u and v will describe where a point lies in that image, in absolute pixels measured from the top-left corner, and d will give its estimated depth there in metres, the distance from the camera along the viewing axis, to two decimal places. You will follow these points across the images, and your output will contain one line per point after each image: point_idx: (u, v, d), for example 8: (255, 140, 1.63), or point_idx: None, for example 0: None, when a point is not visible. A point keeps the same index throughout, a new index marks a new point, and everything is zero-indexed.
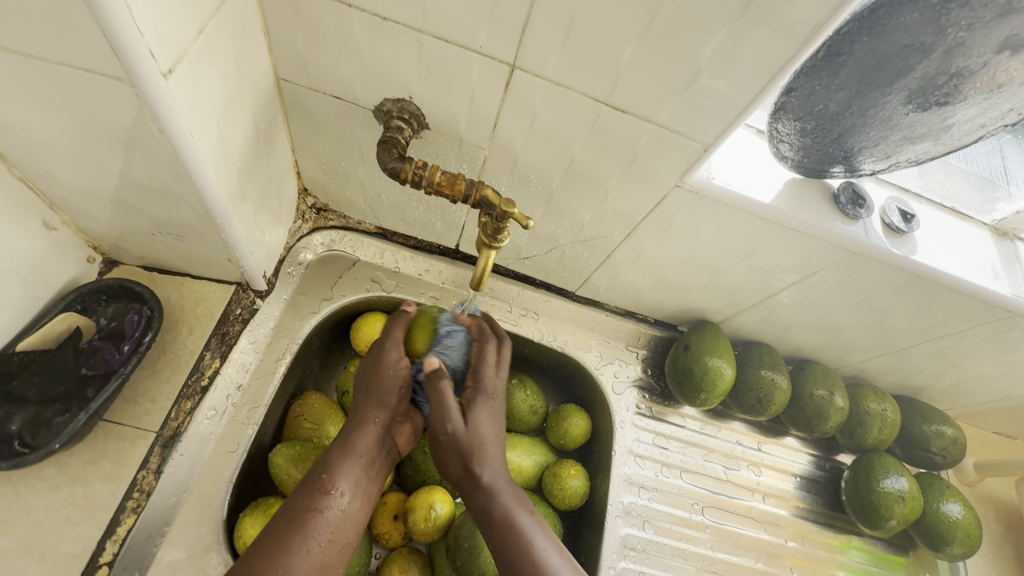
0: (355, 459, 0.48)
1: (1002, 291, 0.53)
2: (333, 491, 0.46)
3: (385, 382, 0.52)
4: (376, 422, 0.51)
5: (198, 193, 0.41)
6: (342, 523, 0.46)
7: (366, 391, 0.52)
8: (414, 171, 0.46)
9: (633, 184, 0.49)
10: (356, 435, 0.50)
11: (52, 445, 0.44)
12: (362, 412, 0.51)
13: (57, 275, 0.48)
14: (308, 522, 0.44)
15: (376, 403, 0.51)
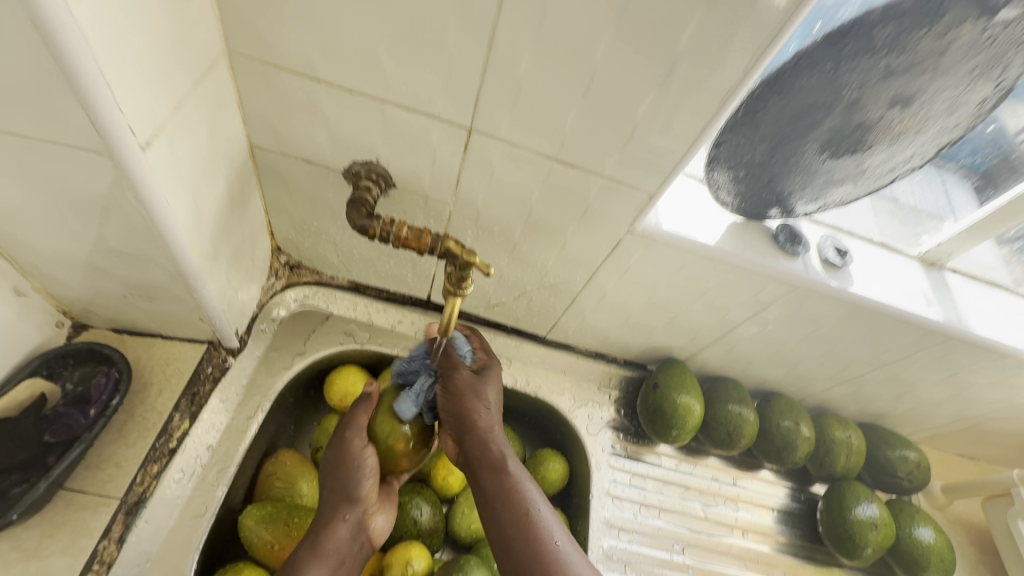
0: (321, 560, 0.49)
1: (935, 317, 0.57)
2: None
3: (348, 471, 0.51)
4: (344, 519, 0.51)
5: (172, 256, 0.43)
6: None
7: (335, 484, 0.51)
8: (383, 227, 0.48)
9: (589, 231, 0.53)
10: (325, 534, 0.50)
11: (8, 517, 0.43)
12: (330, 510, 0.51)
13: (25, 341, 0.48)
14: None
15: (341, 498, 0.51)
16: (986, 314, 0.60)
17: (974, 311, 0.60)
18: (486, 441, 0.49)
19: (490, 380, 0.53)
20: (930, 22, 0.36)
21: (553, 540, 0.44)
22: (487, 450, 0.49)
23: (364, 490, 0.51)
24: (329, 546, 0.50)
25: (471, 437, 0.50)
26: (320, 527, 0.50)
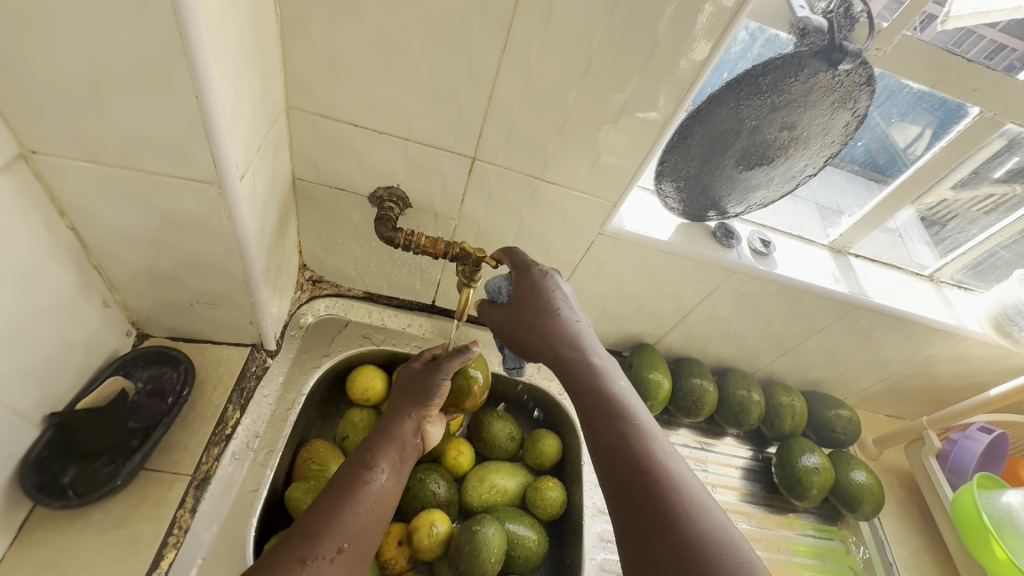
0: (393, 442, 0.59)
1: (842, 289, 0.72)
2: (375, 467, 0.56)
3: (428, 384, 0.63)
4: (410, 416, 0.62)
5: (242, 264, 0.53)
6: (382, 497, 0.54)
7: (404, 393, 0.64)
8: (405, 237, 0.60)
9: (570, 235, 0.66)
10: (395, 424, 0.60)
11: (115, 482, 0.52)
12: (402, 408, 0.62)
13: (107, 346, 0.57)
14: (355, 490, 0.53)
15: (414, 401, 0.63)
16: (883, 287, 0.76)
17: (873, 285, 0.75)
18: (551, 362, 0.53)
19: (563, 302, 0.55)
20: (795, 73, 0.51)
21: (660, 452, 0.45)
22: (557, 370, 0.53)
23: (434, 400, 0.63)
24: (396, 434, 0.60)
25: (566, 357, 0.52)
26: (392, 420, 0.61)
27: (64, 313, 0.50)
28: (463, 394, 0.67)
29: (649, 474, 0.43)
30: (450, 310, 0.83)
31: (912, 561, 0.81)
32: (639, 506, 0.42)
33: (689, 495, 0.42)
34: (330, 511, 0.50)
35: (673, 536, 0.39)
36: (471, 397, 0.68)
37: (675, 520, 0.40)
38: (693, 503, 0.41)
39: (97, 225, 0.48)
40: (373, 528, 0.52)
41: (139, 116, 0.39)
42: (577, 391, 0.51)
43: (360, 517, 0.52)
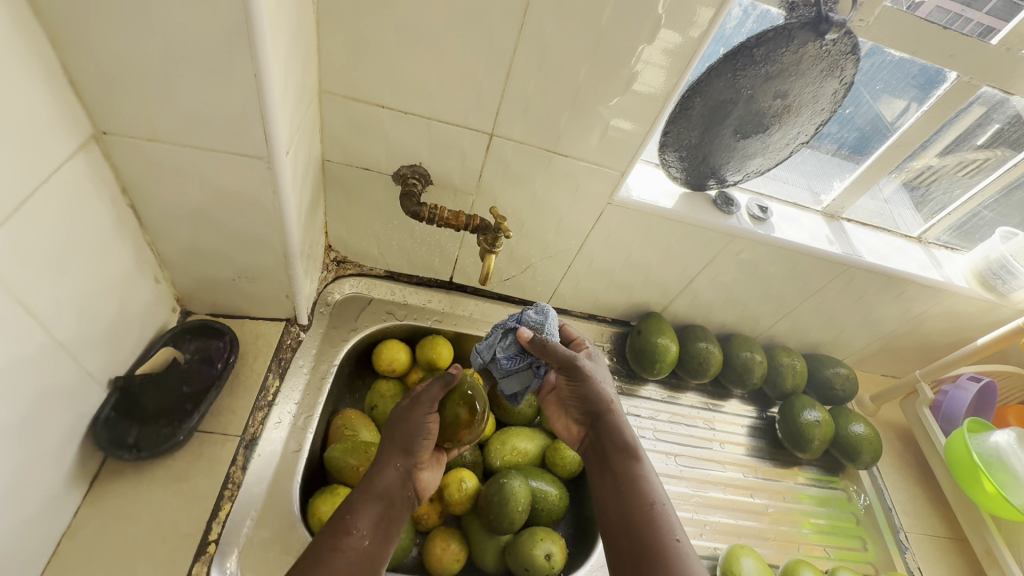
0: (374, 499, 0.55)
1: (835, 250, 0.78)
2: (354, 530, 0.51)
3: (410, 428, 0.60)
4: (396, 466, 0.58)
5: (282, 238, 0.58)
6: (362, 561, 0.50)
7: (391, 441, 0.61)
8: (429, 211, 0.65)
9: (580, 205, 0.71)
10: (377, 477, 0.57)
11: (179, 436, 0.57)
12: (386, 458, 0.59)
13: (157, 319, 0.62)
14: (330, 557, 0.48)
15: (398, 450, 0.59)
16: (874, 248, 0.81)
17: (865, 247, 0.80)
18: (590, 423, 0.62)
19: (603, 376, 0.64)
20: (785, 43, 0.56)
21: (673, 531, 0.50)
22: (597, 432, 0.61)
23: (420, 444, 0.60)
24: (380, 488, 0.56)
25: (604, 427, 0.60)
26: (375, 473, 0.58)
27: (125, 284, 0.54)
28: (454, 429, 0.64)
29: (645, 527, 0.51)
30: (467, 286, 0.88)
31: (911, 505, 0.86)
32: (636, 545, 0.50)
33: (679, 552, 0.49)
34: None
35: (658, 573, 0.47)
36: (465, 428, 0.64)
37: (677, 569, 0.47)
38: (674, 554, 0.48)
39: (154, 202, 0.53)
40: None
41: (202, 95, 0.43)
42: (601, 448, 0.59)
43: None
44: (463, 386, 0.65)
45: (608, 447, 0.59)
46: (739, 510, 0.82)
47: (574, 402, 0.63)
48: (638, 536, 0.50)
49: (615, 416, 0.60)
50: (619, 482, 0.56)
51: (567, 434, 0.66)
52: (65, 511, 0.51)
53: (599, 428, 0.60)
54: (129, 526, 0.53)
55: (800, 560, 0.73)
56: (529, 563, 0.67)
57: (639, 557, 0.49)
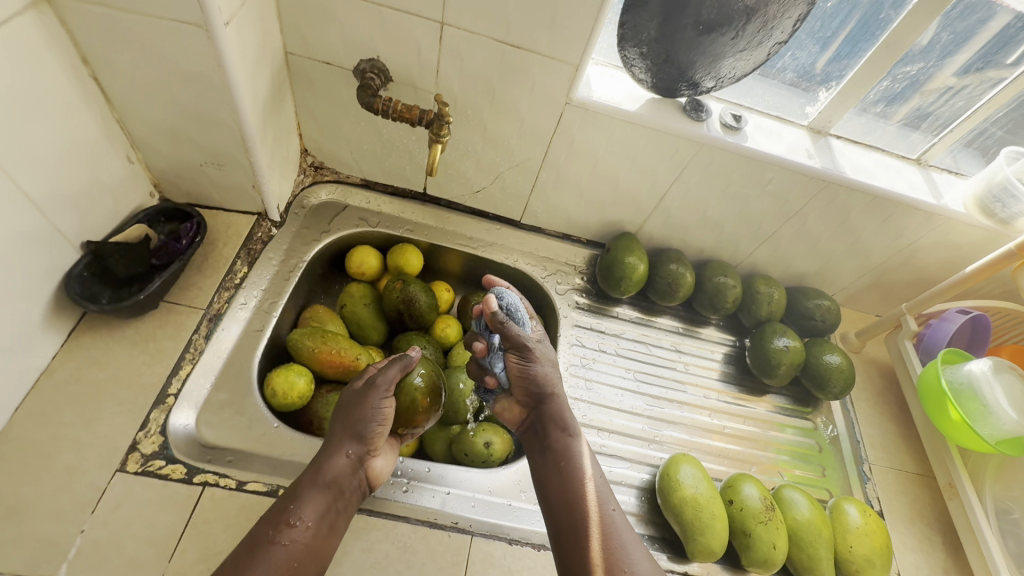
0: (321, 489, 0.55)
1: (813, 164, 0.74)
2: (296, 523, 0.52)
3: (363, 414, 0.58)
4: (347, 453, 0.57)
5: (237, 119, 0.61)
6: (302, 555, 0.51)
7: (343, 424, 0.59)
8: (383, 103, 0.66)
9: (539, 106, 0.70)
10: (326, 464, 0.56)
11: (140, 296, 0.61)
12: (337, 443, 0.58)
13: (133, 198, 0.67)
14: (268, 549, 0.50)
15: (350, 436, 0.58)
16: (861, 165, 0.76)
17: (851, 164, 0.76)
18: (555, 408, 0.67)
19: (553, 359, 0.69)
20: None
21: (605, 502, 0.60)
22: (560, 418, 0.67)
23: (372, 432, 0.58)
24: (328, 476, 0.56)
25: (548, 409, 0.67)
26: (326, 459, 0.57)
27: (94, 155, 0.59)
28: (409, 413, 0.62)
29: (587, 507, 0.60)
30: (441, 200, 0.90)
31: (882, 440, 0.83)
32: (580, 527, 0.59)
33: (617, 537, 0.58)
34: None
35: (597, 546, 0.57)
36: (422, 413, 0.63)
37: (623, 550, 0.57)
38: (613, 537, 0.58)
39: (114, 74, 0.57)
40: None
41: None
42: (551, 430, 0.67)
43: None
44: (418, 369, 0.64)
45: (548, 427, 0.67)
46: (695, 428, 0.82)
47: (521, 388, 0.68)
48: (576, 509, 0.60)
49: (557, 396, 0.68)
50: (561, 460, 0.64)
51: (506, 415, 0.71)
52: (44, 351, 0.58)
53: (542, 409, 0.68)
54: (99, 372, 0.60)
55: (745, 475, 0.72)
56: (469, 448, 0.69)
57: (571, 525, 0.59)
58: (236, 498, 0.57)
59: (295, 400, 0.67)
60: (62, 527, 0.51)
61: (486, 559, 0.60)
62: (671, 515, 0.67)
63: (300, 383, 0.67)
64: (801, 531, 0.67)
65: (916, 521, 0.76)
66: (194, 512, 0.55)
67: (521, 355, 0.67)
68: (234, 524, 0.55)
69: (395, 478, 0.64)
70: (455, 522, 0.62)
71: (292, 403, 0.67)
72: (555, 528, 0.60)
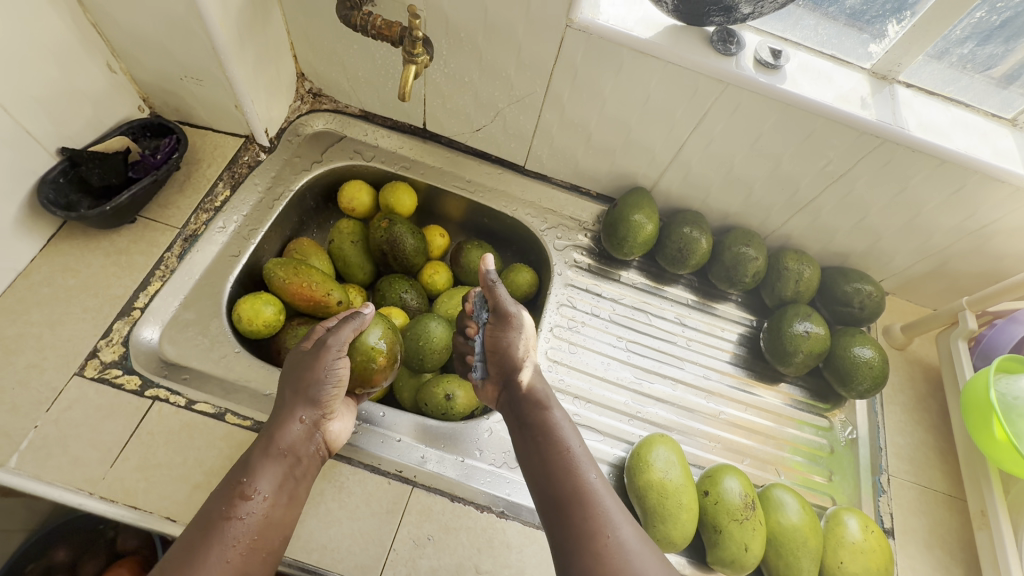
0: (275, 459, 0.53)
1: (867, 116, 0.61)
2: (253, 495, 0.50)
3: (314, 376, 0.56)
4: (301, 419, 0.55)
5: (204, 26, 0.58)
6: (263, 527, 0.49)
7: (292, 390, 0.56)
8: (362, 17, 0.60)
9: (535, 30, 0.62)
10: (280, 433, 0.54)
11: (107, 207, 0.61)
12: (289, 410, 0.55)
13: (117, 110, 0.66)
14: (225, 526, 0.48)
15: (302, 401, 0.56)
16: (930, 122, 0.62)
17: (917, 119, 0.62)
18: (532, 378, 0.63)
19: (529, 333, 0.67)
20: None
21: (587, 469, 0.54)
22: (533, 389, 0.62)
23: (327, 395, 0.56)
24: (284, 446, 0.54)
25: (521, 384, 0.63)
26: (279, 428, 0.55)
27: (68, 59, 0.58)
28: (364, 371, 0.60)
29: (573, 482, 0.53)
30: (442, 137, 0.84)
31: (911, 452, 0.72)
32: (568, 502, 0.51)
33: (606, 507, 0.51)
34: (189, 561, 0.45)
35: (588, 517, 0.50)
36: (379, 371, 0.61)
37: (622, 524, 0.50)
38: (599, 506, 0.51)
39: None
40: (253, 564, 0.48)
41: None
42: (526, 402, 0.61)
43: (233, 560, 0.47)
44: (374, 329, 0.61)
45: (522, 405, 0.61)
46: (688, 410, 0.74)
47: (492, 357, 0.66)
48: (558, 480, 0.53)
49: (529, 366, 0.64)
50: (539, 434, 0.58)
51: (484, 396, 0.67)
52: (21, 253, 0.60)
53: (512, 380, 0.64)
54: (71, 279, 0.61)
55: (730, 466, 0.64)
56: (429, 400, 0.65)
57: (552, 500, 0.53)
58: (182, 416, 0.57)
59: (260, 328, 0.65)
60: (17, 420, 0.53)
61: (424, 512, 0.58)
62: (634, 496, 0.61)
63: (267, 311, 0.65)
64: (784, 536, 0.59)
65: (935, 547, 0.65)
66: (141, 422, 0.56)
67: (497, 324, 0.65)
68: (175, 440, 0.56)
69: None
70: (399, 471, 0.60)
71: (258, 330, 0.66)
72: (541, 505, 0.53)
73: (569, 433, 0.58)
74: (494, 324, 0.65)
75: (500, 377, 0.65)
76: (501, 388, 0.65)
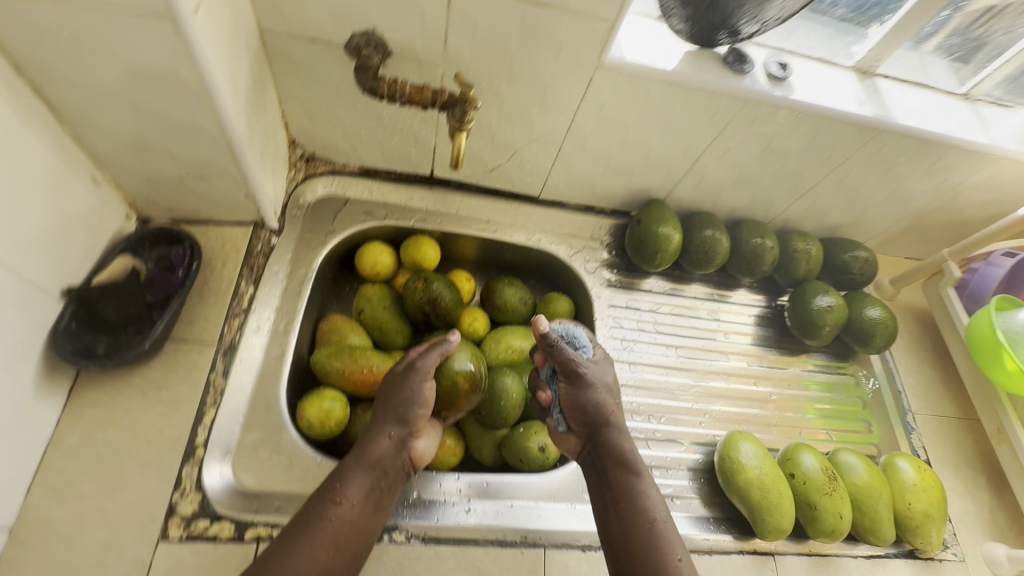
0: (365, 469, 0.54)
1: (865, 113, 0.67)
2: (342, 500, 0.51)
3: (405, 397, 0.57)
4: (389, 435, 0.56)
5: (220, 124, 0.52)
6: (349, 532, 0.50)
7: (383, 406, 0.58)
8: (390, 87, 0.57)
9: (563, 73, 0.61)
10: (370, 446, 0.55)
11: (143, 344, 0.54)
12: (379, 425, 0.57)
13: (108, 226, 0.57)
14: (318, 525, 0.49)
15: (392, 418, 0.57)
16: (912, 108, 0.70)
17: (901, 106, 0.69)
18: (616, 438, 0.61)
19: (610, 388, 0.63)
20: None
21: (670, 544, 0.54)
22: (620, 453, 0.60)
23: (414, 415, 0.57)
24: (373, 458, 0.55)
25: (605, 441, 0.61)
26: (369, 440, 0.56)
27: (55, 186, 0.50)
28: (451, 396, 0.60)
29: (651, 546, 0.54)
30: (451, 181, 0.81)
31: (923, 388, 0.83)
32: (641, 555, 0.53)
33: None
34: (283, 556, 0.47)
35: None
36: (464, 397, 0.60)
37: None
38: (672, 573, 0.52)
39: (59, 82, 0.46)
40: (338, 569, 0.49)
41: None
42: (610, 464, 0.60)
43: (320, 559, 0.48)
44: (461, 354, 0.61)
45: (605, 463, 0.60)
46: (742, 399, 0.80)
47: (569, 411, 0.63)
48: (633, 542, 0.55)
49: (615, 425, 0.62)
50: (620, 497, 0.58)
51: (564, 446, 0.65)
52: (46, 418, 0.52)
53: (598, 440, 0.61)
54: (114, 432, 0.54)
55: (800, 443, 0.70)
56: (523, 454, 0.64)
57: (625, 547, 0.55)
58: None
59: (333, 428, 0.60)
60: None
61: (563, 570, 0.59)
62: (736, 497, 0.66)
63: (336, 408, 0.60)
64: (863, 496, 0.67)
65: (962, 466, 0.77)
66: None
67: (572, 382, 0.61)
68: None
69: (455, 498, 0.62)
70: (525, 537, 0.60)
71: (329, 431, 0.60)
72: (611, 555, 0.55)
73: (654, 502, 0.58)
74: (571, 384, 0.62)
75: (580, 431, 0.63)
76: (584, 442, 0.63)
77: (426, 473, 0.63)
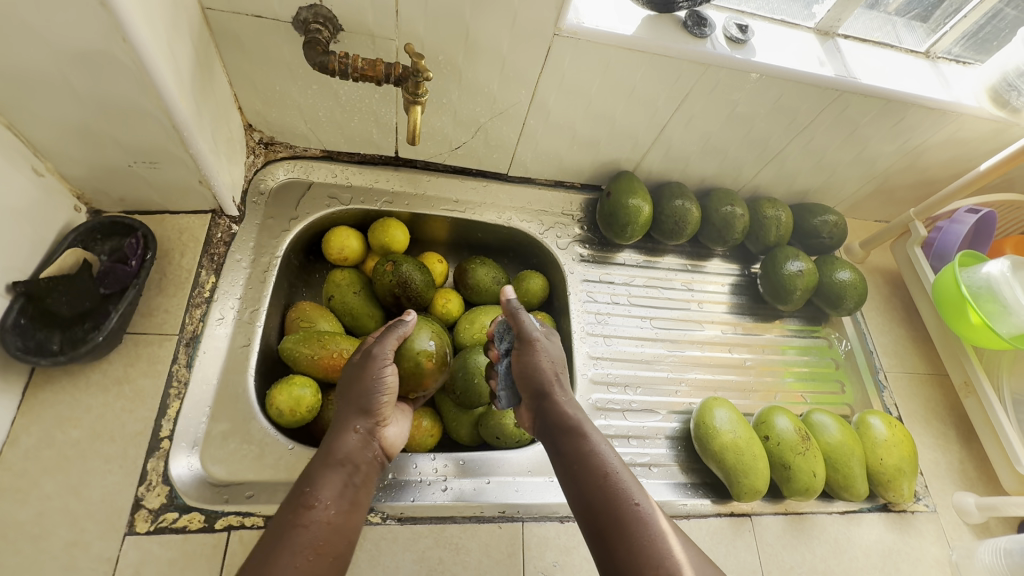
0: (334, 467, 0.50)
1: (827, 73, 0.67)
2: (317, 503, 0.47)
3: (366, 385, 0.54)
4: (355, 428, 0.53)
5: (164, 107, 0.50)
6: (329, 533, 0.46)
7: (344, 401, 0.55)
8: (340, 61, 0.55)
9: (520, 43, 0.60)
10: (336, 444, 0.52)
11: (98, 338, 0.52)
12: (343, 422, 0.54)
13: (55, 219, 0.55)
14: (292, 533, 0.44)
15: (357, 411, 0.54)
16: (874, 67, 0.70)
17: (862, 66, 0.69)
18: (556, 401, 0.56)
19: (558, 356, 0.61)
20: None
21: (636, 493, 0.48)
22: (563, 418, 0.55)
23: (379, 402, 0.54)
24: (341, 455, 0.51)
25: (547, 408, 0.56)
26: (334, 439, 0.53)
27: None
28: (415, 377, 0.59)
29: (615, 502, 0.47)
30: (417, 161, 0.79)
31: (893, 347, 0.84)
32: (613, 516, 0.47)
33: (659, 527, 0.46)
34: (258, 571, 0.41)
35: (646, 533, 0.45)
36: (429, 374, 0.59)
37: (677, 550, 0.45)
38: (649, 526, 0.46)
39: None
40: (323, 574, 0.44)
41: None
42: (555, 430, 0.54)
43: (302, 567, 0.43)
44: (421, 333, 0.60)
45: (554, 428, 0.55)
46: (717, 366, 0.80)
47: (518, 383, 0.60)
48: (596, 506, 0.48)
49: (559, 388, 0.58)
50: (573, 460, 0.52)
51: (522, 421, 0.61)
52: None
53: (544, 405, 0.57)
54: (74, 429, 0.53)
55: (775, 406, 0.71)
56: (500, 430, 0.64)
57: (596, 512, 0.48)
58: None
59: (304, 415, 0.59)
60: None
61: (542, 542, 0.59)
62: (713, 462, 0.66)
63: (307, 394, 0.59)
64: (836, 454, 0.68)
65: (931, 420, 0.79)
66: (226, 559, 0.50)
67: (521, 351, 0.60)
68: None
69: (432, 478, 0.61)
70: (502, 511, 0.60)
71: (300, 418, 0.59)
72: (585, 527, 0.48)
73: (607, 450, 0.52)
74: (517, 353, 0.60)
75: (528, 402, 0.59)
76: (535, 415, 0.58)
77: (402, 455, 0.62)
